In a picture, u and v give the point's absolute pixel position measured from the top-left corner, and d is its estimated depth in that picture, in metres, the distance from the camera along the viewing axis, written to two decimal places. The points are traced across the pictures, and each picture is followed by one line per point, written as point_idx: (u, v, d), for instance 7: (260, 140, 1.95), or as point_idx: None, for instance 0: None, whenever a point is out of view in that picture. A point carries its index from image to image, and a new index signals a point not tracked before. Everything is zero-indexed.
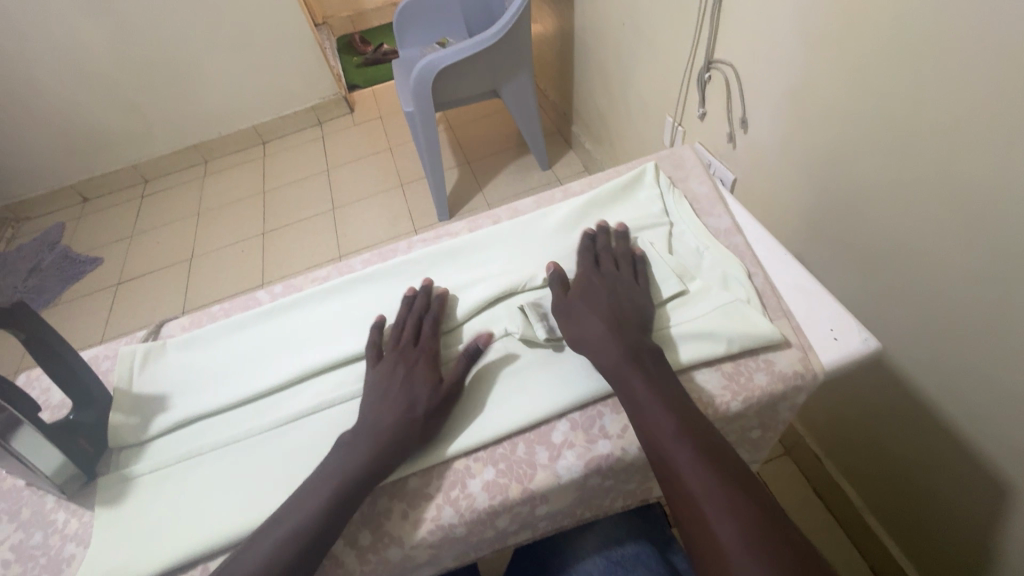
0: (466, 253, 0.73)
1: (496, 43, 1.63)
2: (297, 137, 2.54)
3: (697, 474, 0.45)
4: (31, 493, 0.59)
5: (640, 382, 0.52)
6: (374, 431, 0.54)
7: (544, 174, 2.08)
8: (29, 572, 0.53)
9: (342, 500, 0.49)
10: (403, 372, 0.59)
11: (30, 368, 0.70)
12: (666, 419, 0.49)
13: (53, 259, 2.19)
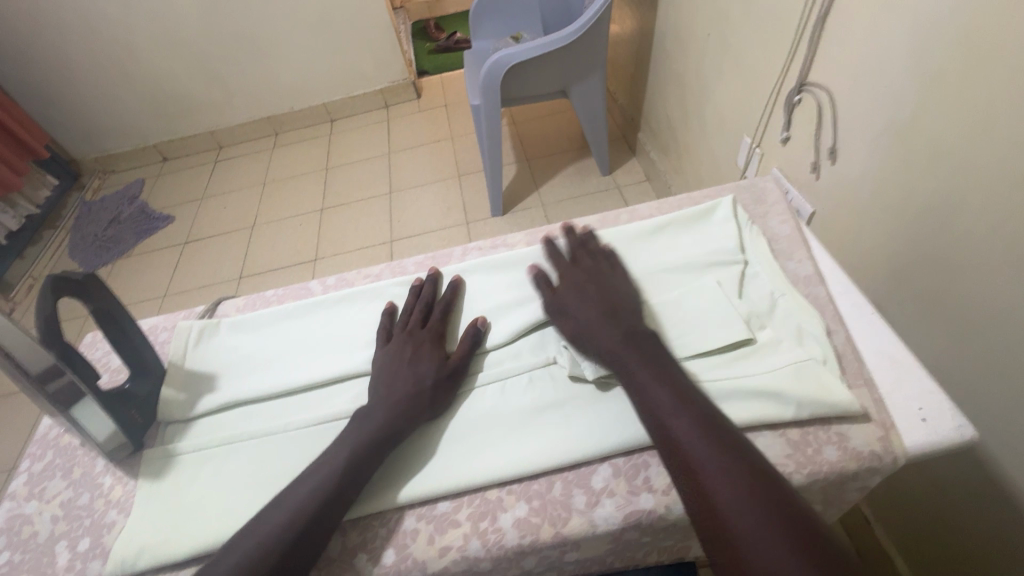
0: (523, 268, 0.72)
1: (571, 43, 1.59)
2: (364, 118, 2.60)
3: (705, 455, 0.46)
4: (83, 454, 0.62)
5: (654, 380, 0.52)
6: (387, 400, 0.57)
7: (603, 179, 2.03)
8: (73, 531, 0.56)
9: (360, 460, 0.53)
10: (408, 355, 0.62)
11: (96, 330, 0.74)
12: (659, 391, 0.52)
13: (131, 213, 2.34)
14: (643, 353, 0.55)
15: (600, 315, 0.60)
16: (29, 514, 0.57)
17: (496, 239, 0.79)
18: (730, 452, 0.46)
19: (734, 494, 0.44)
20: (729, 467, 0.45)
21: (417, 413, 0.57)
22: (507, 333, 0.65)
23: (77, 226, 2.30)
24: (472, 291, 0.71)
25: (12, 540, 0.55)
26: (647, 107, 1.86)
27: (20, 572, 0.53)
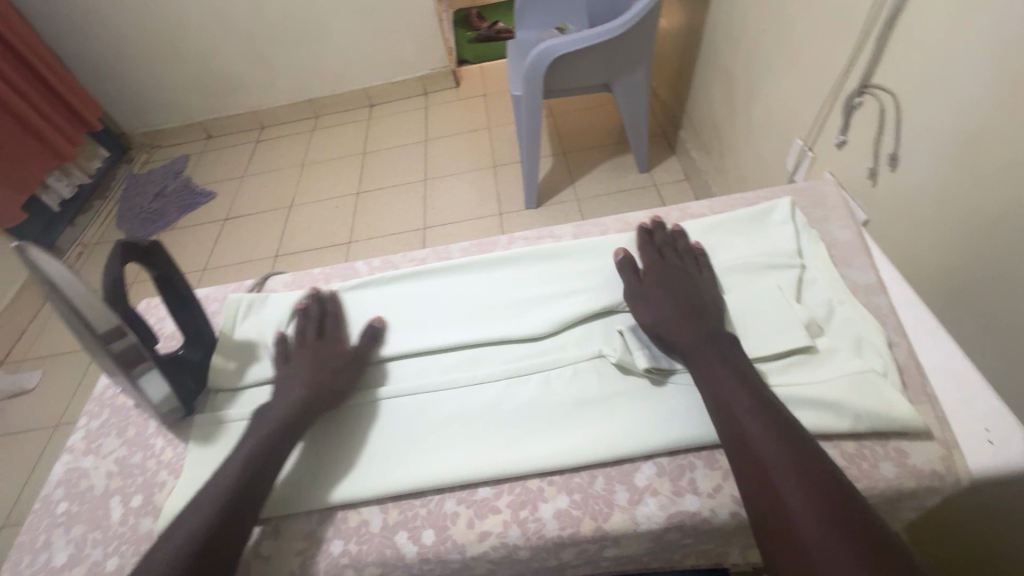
0: (570, 259, 0.72)
1: (618, 36, 1.56)
2: (402, 105, 2.62)
3: (778, 461, 0.47)
4: (137, 414, 0.64)
5: (735, 382, 0.53)
6: (288, 400, 0.59)
7: (641, 177, 2.00)
8: (128, 487, 0.58)
9: (266, 456, 0.55)
10: (306, 357, 0.64)
11: (151, 297, 0.77)
12: (742, 395, 0.52)
13: (175, 187, 2.41)
14: (723, 355, 0.56)
15: (679, 315, 0.60)
16: (87, 468, 0.60)
17: (541, 230, 0.80)
18: (809, 463, 0.47)
19: (805, 502, 0.44)
20: (803, 475, 0.46)
21: (320, 407, 0.60)
22: (551, 324, 0.65)
23: (125, 198, 2.39)
24: (520, 280, 0.72)
25: (71, 491, 0.58)
26: (691, 105, 1.82)
27: (78, 523, 0.56)
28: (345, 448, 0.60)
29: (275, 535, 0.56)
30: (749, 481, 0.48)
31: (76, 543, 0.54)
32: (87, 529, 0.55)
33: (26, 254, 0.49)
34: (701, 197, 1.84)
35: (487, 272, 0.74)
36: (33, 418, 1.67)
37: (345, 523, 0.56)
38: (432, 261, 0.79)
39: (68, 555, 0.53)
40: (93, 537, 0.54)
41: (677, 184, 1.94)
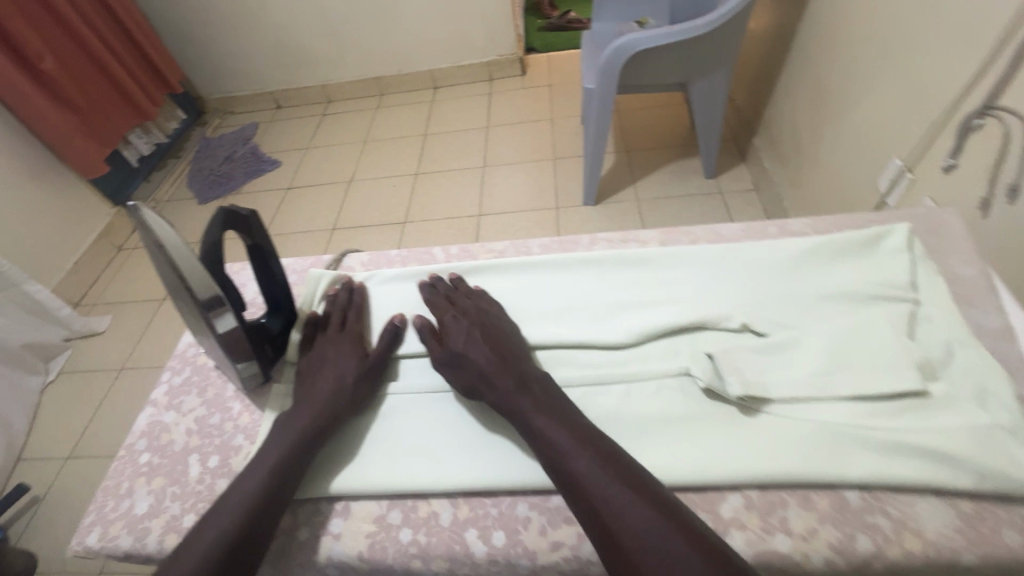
0: (657, 269, 0.72)
1: (703, 35, 1.50)
2: (466, 90, 2.62)
3: (607, 502, 0.48)
4: (217, 376, 0.68)
5: (553, 426, 0.54)
6: (314, 402, 0.60)
7: (706, 183, 1.92)
8: (206, 447, 0.61)
9: (295, 459, 0.56)
10: (331, 356, 0.65)
11: (236, 262, 0.81)
12: (559, 436, 0.53)
13: (243, 153, 2.49)
14: (533, 395, 0.58)
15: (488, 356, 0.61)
16: (168, 423, 0.64)
17: (627, 232, 0.79)
18: (637, 498, 0.48)
19: (654, 544, 0.45)
20: (646, 513, 0.47)
21: (343, 408, 0.61)
22: (635, 334, 0.64)
23: (197, 159, 2.49)
24: (604, 284, 0.71)
25: (154, 443, 0.62)
26: (769, 113, 1.73)
27: (159, 475, 0.59)
28: (416, 437, 0.62)
29: (346, 514, 0.59)
30: (593, 534, 0.49)
31: (157, 494, 0.58)
32: (167, 483, 0.58)
33: (136, 213, 0.51)
34: (770, 210, 1.76)
35: (573, 271, 0.74)
36: (101, 360, 1.78)
37: (415, 512, 0.58)
38: (511, 255, 0.79)
39: (149, 505, 0.57)
40: (172, 491, 0.58)
41: (745, 193, 1.85)
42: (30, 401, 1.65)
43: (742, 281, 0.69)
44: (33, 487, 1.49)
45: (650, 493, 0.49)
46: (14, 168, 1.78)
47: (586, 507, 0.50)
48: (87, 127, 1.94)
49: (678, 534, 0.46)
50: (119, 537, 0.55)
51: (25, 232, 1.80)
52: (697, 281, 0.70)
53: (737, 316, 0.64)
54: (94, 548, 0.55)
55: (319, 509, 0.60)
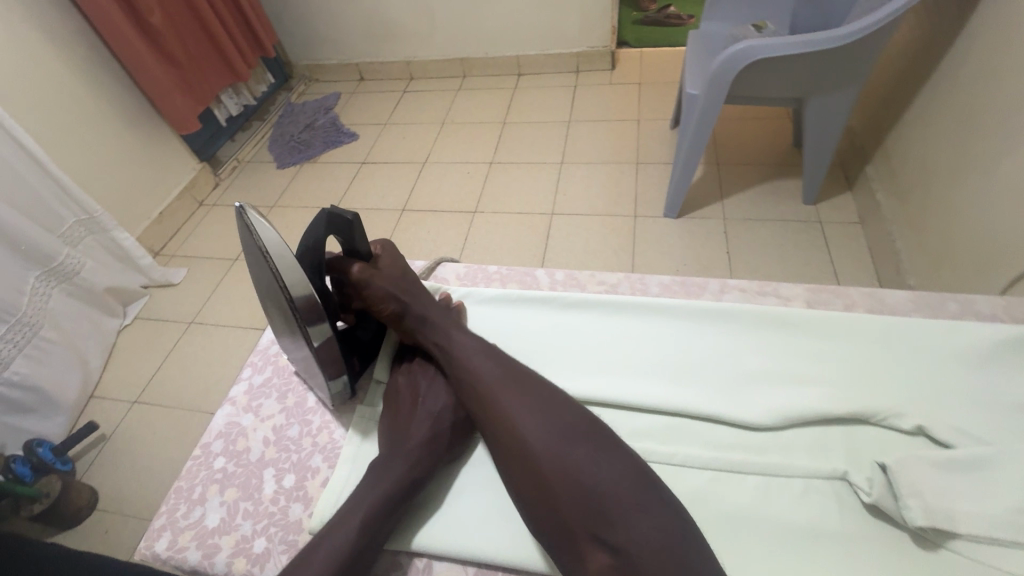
0: (807, 342, 0.70)
1: (831, 51, 1.35)
2: (551, 79, 2.52)
3: (502, 392, 0.61)
4: (296, 385, 0.74)
5: (463, 336, 0.67)
6: (408, 448, 0.61)
7: (804, 210, 1.76)
8: (282, 461, 0.66)
9: (387, 506, 0.57)
10: (423, 392, 0.67)
11: None
12: (462, 339, 0.66)
13: (324, 123, 2.51)
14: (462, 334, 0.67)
15: (423, 296, 0.70)
16: (245, 428, 0.70)
17: (766, 283, 0.79)
18: (526, 391, 0.61)
19: (574, 457, 0.55)
20: (564, 436, 0.57)
21: (439, 455, 0.63)
22: (787, 417, 0.63)
23: (279, 124, 2.54)
24: (753, 351, 0.71)
25: (230, 448, 0.68)
26: (891, 142, 1.55)
27: (232, 486, 0.64)
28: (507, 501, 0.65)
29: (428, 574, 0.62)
30: (514, 453, 0.58)
31: (228, 507, 0.62)
32: (240, 497, 0.63)
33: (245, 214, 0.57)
34: (875, 250, 1.59)
35: (707, 321, 0.74)
36: (173, 311, 1.85)
37: None
38: (624, 291, 0.81)
39: (220, 519, 0.62)
40: (244, 508, 0.62)
41: (847, 226, 1.68)
42: (108, 342, 1.73)
43: (920, 375, 0.65)
44: (102, 424, 1.57)
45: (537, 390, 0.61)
46: (118, 119, 1.87)
47: (510, 433, 0.58)
48: (186, 84, 2.00)
49: (595, 448, 0.56)
50: (188, 549, 0.60)
51: (121, 180, 1.89)
52: (854, 361, 0.68)
53: (909, 417, 0.61)
54: (163, 555, 0.60)
55: (399, 562, 0.63)
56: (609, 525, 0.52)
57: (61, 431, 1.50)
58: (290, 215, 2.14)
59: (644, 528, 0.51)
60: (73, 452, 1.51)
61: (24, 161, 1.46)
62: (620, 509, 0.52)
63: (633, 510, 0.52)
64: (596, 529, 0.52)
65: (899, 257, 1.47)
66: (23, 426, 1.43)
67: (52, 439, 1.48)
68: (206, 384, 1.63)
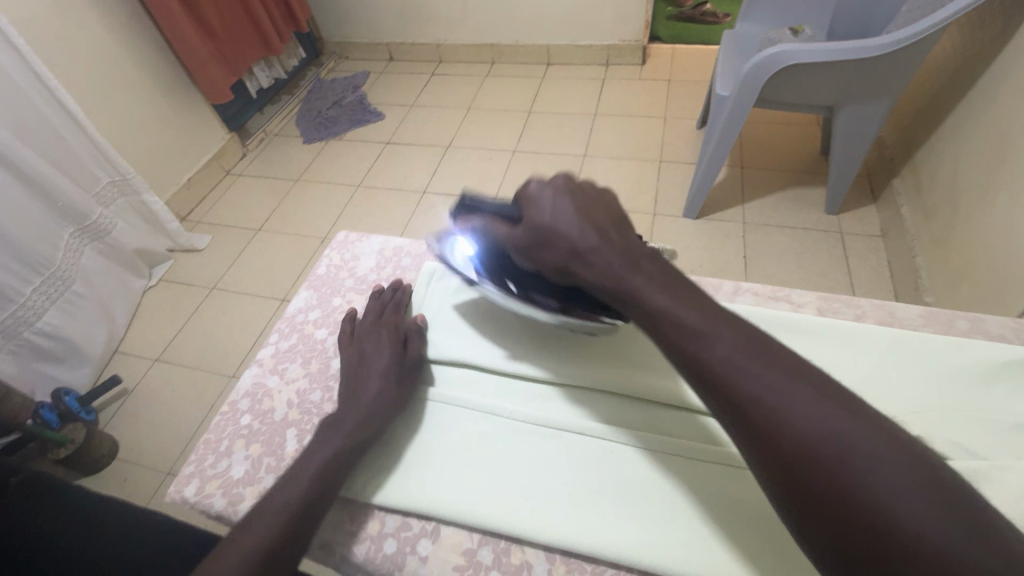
0: (813, 340, 0.64)
1: (868, 59, 1.33)
2: (581, 71, 2.51)
3: (743, 372, 0.38)
4: (320, 351, 0.75)
5: (662, 287, 0.44)
6: (352, 410, 0.62)
7: (826, 219, 1.74)
8: (306, 421, 0.68)
9: (336, 467, 0.58)
10: (369, 353, 0.68)
11: (348, 231, 0.90)
12: (653, 285, 0.44)
13: (351, 100, 2.53)
14: (688, 300, 0.43)
15: (593, 240, 0.48)
16: (271, 389, 0.72)
17: (779, 288, 0.73)
18: (783, 370, 0.38)
19: (901, 495, 0.33)
20: (890, 454, 0.34)
21: (387, 413, 0.63)
22: None
23: (308, 99, 2.57)
24: None
25: (256, 407, 0.70)
26: (921, 156, 1.53)
27: (257, 442, 0.67)
28: (497, 470, 0.61)
29: (436, 538, 0.59)
30: (770, 463, 0.37)
31: (252, 461, 0.65)
32: (263, 452, 0.66)
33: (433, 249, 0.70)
34: (894, 265, 1.58)
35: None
36: (197, 275, 1.90)
37: (507, 557, 0.57)
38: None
39: (244, 471, 0.64)
40: (267, 462, 0.65)
41: (867, 238, 1.67)
42: (133, 300, 1.79)
43: (933, 385, 0.59)
44: (125, 378, 1.63)
45: (799, 367, 0.39)
46: (155, 86, 1.91)
47: (792, 449, 0.36)
48: (220, 54, 2.03)
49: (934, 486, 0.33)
50: (214, 495, 0.62)
51: (155, 145, 1.94)
52: (860, 370, 0.61)
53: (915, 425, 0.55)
54: (190, 499, 0.63)
55: (409, 522, 0.60)
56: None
57: (86, 382, 1.57)
58: (314, 189, 2.18)
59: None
60: (97, 403, 1.58)
61: (64, 124, 1.52)
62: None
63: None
64: None
65: (917, 272, 1.47)
66: (51, 374, 1.50)
67: (78, 388, 1.55)
68: (224, 348, 1.69)
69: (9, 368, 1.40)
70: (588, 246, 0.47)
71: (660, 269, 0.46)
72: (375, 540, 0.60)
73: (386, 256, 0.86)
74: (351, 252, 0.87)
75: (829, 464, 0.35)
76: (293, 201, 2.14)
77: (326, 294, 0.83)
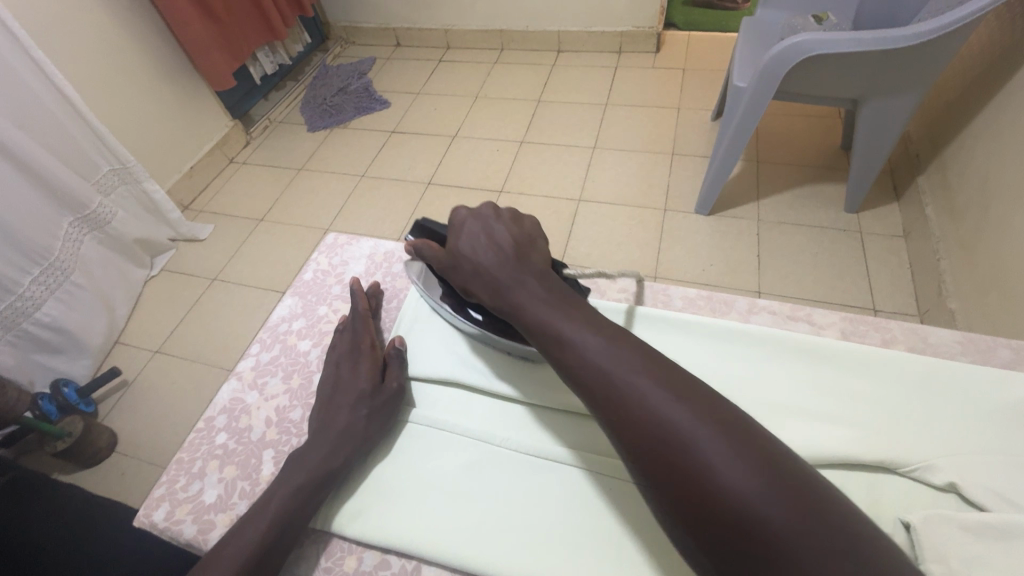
0: (831, 368, 0.59)
1: (896, 51, 1.25)
2: (592, 58, 2.43)
3: (616, 372, 0.42)
4: (303, 366, 0.72)
5: (551, 302, 0.50)
6: (322, 442, 0.59)
7: (845, 218, 1.67)
8: (284, 443, 0.65)
9: (298, 504, 0.54)
10: (344, 379, 0.64)
11: (338, 234, 0.86)
12: (545, 301, 0.50)
13: (357, 87, 2.48)
14: (561, 307, 0.49)
15: (491, 260, 0.55)
16: (249, 405, 0.69)
17: (798, 306, 0.68)
18: (648, 369, 0.42)
19: (733, 475, 0.35)
20: (738, 446, 0.36)
21: (353, 450, 0.59)
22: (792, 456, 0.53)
23: (313, 86, 2.52)
24: (764, 372, 0.60)
25: (232, 424, 0.67)
26: (949, 154, 1.45)
27: (232, 464, 0.64)
28: (482, 504, 0.57)
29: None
30: (637, 454, 0.39)
31: (226, 485, 0.62)
32: (238, 476, 0.63)
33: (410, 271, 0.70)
34: (915, 269, 1.51)
35: (701, 338, 0.64)
36: (199, 266, 1.88)
37: None
38: (646, 302, 0.72)
39: (217, 496, 0.61)
40: (241, 487, 0.62)
41: (887, 240, 1.60)
42: (134, 291, 1.78)
43: (963, 421, 0.54)
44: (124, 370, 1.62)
45: (663, 368, 0.43)
46: (156, 72, 1.87)
47: (656, 442, 0.38)
48: (223, 40, 1.99)
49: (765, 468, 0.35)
50: (185, 522, 0.60)
51: (156, 134, 1.91)
52: (874, 400, 0.56)
53: (948, 469, 0.49)
54: (160, 524, 0.60)
55: (388, 560, 0.56)
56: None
57: (86, 373, 1.56)
58: (318, 179, 2.14)
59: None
60: (97, 395, 1.57)
61: (65, 111, 1.49)
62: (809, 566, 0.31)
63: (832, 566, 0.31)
64: None
65: (941, 277, 1.40)
66: (51, 365, 1.49)
67: (78, 380, 1.54)
68: (224, 341, 1.67)
69: (9, 359, 1.40)
70: (487, 267, 0.55)
71: (545, 287, 0.52)
72: None
73: (376, 262, 0.82)
74: (340, 257, 0.83)
75: (684, 452, 0.37)
76: (296, 191, 2.10)
77: (313, 302, 0.79)
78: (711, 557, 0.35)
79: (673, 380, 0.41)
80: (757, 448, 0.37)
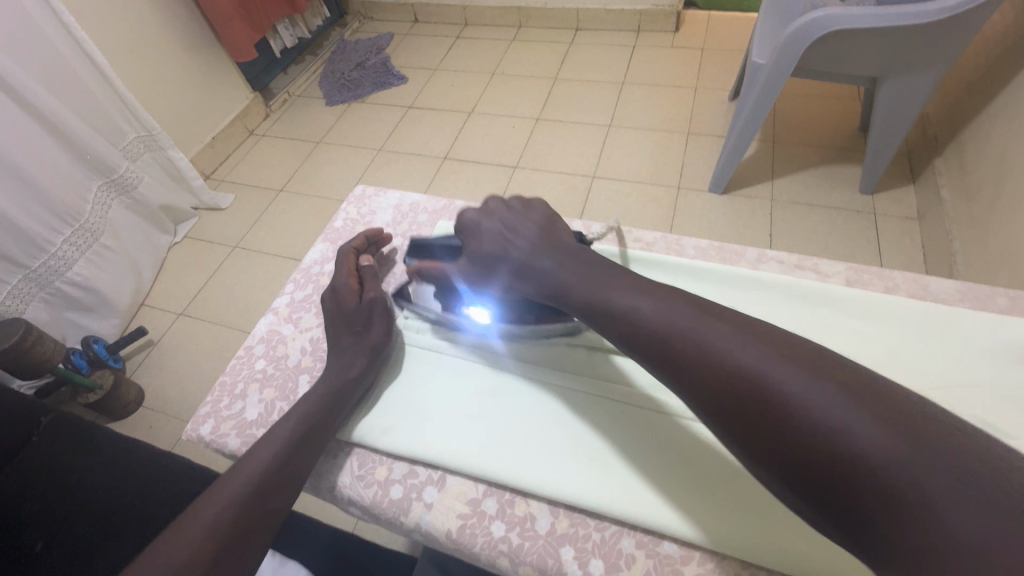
0: (833, 311, 0.62)
1: (917, 28, 1.24)
2: (611, 36, 2.42)
3: (677, 325, 0.45)
4: None
5: (586, 269, 0.53)
6: (338, 368, 0.64)
7: (859, 198, 1.68)
8: (316, 367, 0.69)
9: (323, 415, 0.60)
10: (336, 308, 0.69)
11: (367, 186, 0.90)
12: (579, 267, 0.54)
13: (375, 62, 2.49)
14: (603, 275, 0.52)
15: (524, 246, 0.57)
16: (285, 336, 0.73)
17: (805, 256, 0.71)
18: (709, 317, 0.45)
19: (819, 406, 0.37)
20: (812, 377, 0.38)
21: (365, 371, 0.64)
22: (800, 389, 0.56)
23: (330, 60, 2.54)
24: (776, 315, 0.63)
25: (270, 352, 0.72)
26: (968, 134, 1.44)
27: (270, 387, 0.68)
28: (497, 425, 0.61)
29: (441, 486, 0.59)
30: (711, 397, 0.42)
31: (266, 404, 0.67)
32: (276, 397, 0.67)
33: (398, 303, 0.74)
34: (930, 248, 1.52)
35: (707, 283, 0.67)
36: (220, 232, 1.94)
37: (512, 509, 0.57)
38: (659, 251, 0.74)
39: (258, 414, 0.66)
40: (279, 406, 0.66)
41: (902, 219, 1.60)
42: (159, 255, 1.83)
43: (954, 360, 0.56)
44: (150, 330, 1.69)
45: (721, 314, 0.45)
46: (180, 43, 1.90)
47: (729, 384, 0.41)
48: (245, 12, 2.00)
49: (854, 396, 0.37)
50: (229, 436, 0.65)
51: (180, 104, 1.95)
52: (872, 340, 0.59)
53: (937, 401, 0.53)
54: (206, 438, 0.65)
55: (415, 470, 0.61)
56: (904, 506, 0.33)
57: (115, 332, 1.63)
58: (335, 151, 2.17)
59: (971, 515, 0.32)
60: (126, 352, 1.64)
61: (93, 75, 1.52)
62: (912, 481, 0.33)
63: (933, 475, 0.33)
64: (872, 505, 0.34)
65: (954, 256, 1.41)
66: (82, 323, 1.55)
67: (107, 337, 1.61)
68: (246, 304, 1.73)
69: (42, 314, 1.46)
70: (518, 253, 0.57)
71: (579, 261, 0.54)
72: (381, 486, 0.60)
73: (402, 211, 0.85)
74: (368, 207, 0.87)
75: (760, 389, 0.39)
76: (315, 163, 2.14)
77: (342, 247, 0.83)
78: (812, 494, 0.37)
79: (737, 324, 0.44)
80: (839, 376, 0.38)
